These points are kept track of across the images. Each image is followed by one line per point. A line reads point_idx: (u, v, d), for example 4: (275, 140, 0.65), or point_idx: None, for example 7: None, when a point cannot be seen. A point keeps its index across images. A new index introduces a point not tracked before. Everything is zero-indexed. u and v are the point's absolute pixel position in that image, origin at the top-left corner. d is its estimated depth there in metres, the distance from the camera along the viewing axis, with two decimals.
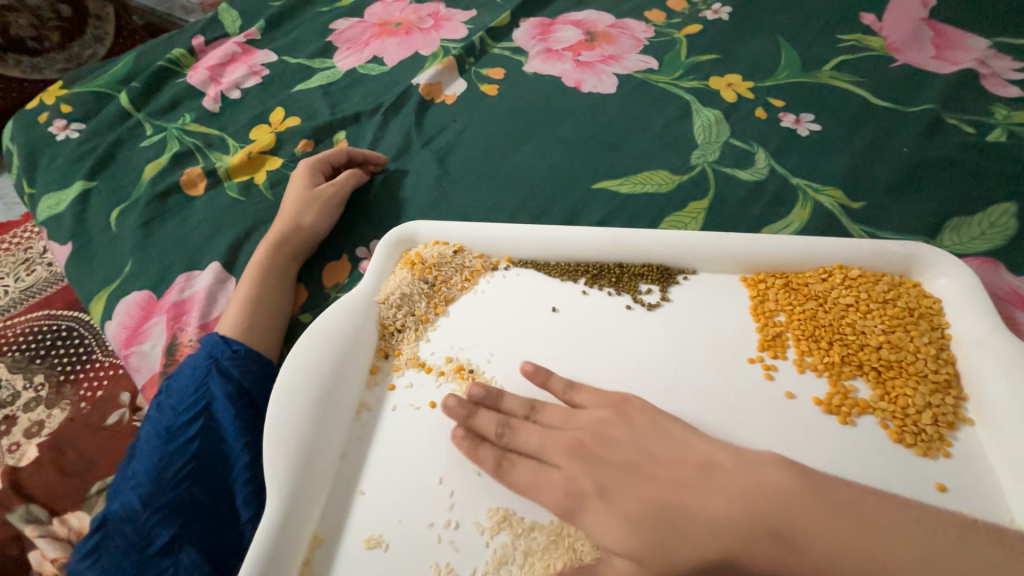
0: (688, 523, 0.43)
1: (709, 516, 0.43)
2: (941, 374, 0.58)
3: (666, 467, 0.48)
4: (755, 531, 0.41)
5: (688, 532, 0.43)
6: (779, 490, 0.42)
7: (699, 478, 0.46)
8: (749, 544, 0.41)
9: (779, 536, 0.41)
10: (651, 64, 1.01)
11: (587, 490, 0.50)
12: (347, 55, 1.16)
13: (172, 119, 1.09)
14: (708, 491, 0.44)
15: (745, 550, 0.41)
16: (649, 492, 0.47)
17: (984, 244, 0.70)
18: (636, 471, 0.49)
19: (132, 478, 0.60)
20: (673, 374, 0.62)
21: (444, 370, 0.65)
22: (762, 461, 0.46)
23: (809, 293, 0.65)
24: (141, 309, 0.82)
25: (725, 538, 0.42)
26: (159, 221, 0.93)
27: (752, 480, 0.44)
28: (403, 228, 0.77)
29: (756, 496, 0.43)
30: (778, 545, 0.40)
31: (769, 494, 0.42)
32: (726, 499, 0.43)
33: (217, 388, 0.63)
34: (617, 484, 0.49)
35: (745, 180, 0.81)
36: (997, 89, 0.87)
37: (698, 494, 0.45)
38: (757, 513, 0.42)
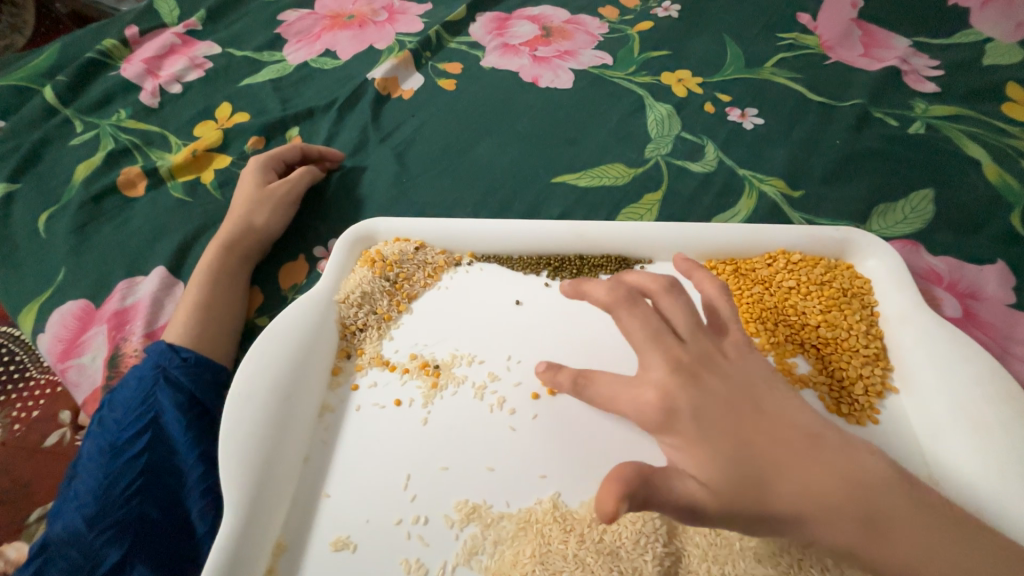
0: (780, 481, 0.39)
1: (809, 484, 0.39)
2: (871, 348, 0.63)
3: (775, 421, 0.41)
4: (850, 515, 0.38)
5: (778, 488, 0.39)
6: (882, 488, 0.39)
7: (804, 444, 0.40)
8: (838, 524, 0.38)
9: (872, 525, 0.38)
10: (606, 60, 1.03)
11: (679, 411, 0.41)
12: (298, 48, 1.12)
13: (105, 115, 1.02)
14: (813, 458, 0.40)
15: (830, 524, 0.38)
16: (732, 429, 0.40)
17: (908, 227, 0.77)
18: (737, 413, 0.41)
19: (74, 499, 0.56)
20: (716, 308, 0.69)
21: (408, 366, 0.65)
22: (863, 444, 0.42)
23: (756, 278, 0.69)
24: (78, 319, 0.77)
25: (814, 506, 0.38)
26: (95, 225, 0.86)
27: (859, 463, 0.40)
28: (362, 225, 0.75)
29: (865, 482, 0.39)
30: (864, 532, 0.38)
31: (872, 483, 0.40)
32: (828, 473, 0.39)
33: (166, 398, 0.60)
34: (715, 416, 0.41)
35: (696, 172, 0.85)
36: (917, 85, 0.94)
37: (800, 456, 0.40)
38: (858, 495, 0.39)
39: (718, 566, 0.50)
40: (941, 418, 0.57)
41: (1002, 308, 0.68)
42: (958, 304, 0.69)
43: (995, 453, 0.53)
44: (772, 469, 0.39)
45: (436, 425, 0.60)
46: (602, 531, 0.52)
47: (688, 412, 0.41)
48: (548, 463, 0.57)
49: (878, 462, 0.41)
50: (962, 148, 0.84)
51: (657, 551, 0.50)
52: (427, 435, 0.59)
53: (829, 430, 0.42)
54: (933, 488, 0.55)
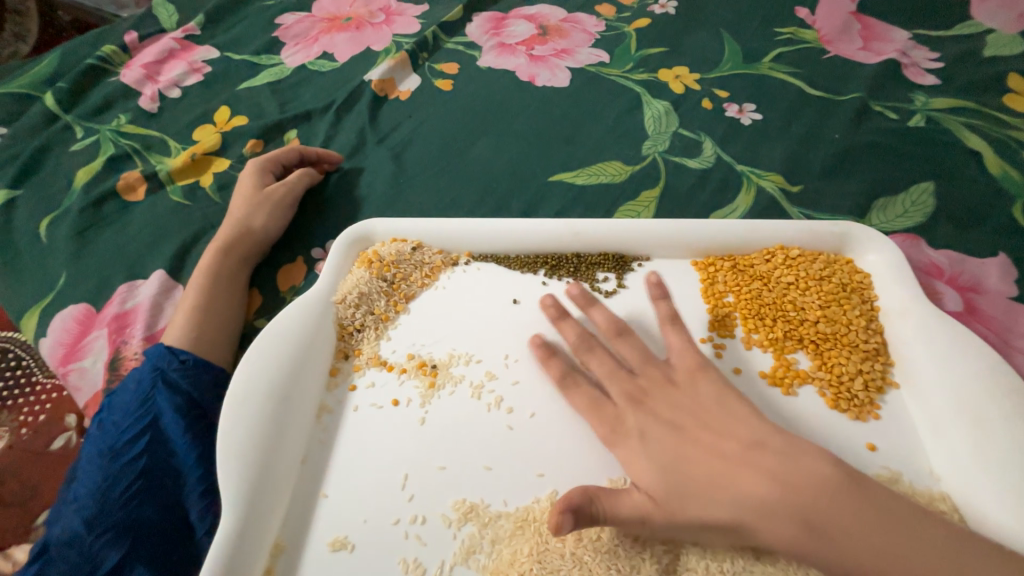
0: (718, 492, 0.48)
1: (747, 490, 0.48)
2: (871, 343, 0.62)
3: (717, 435, 0.52)
4: (786, 513, 0.46)
5: (718, 495, 0.48)
6: (816, 490, 0.47)
7: (742, 453, 0.50)
8: (776, 523, 0.46)
9: (809, 524, 0.46)
10: (602, 58, 1.03)
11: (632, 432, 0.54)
12: (295, 51, 1.12)
13: (105, 121, 1.03)
14: (751, 467, 0.49)
15: (770, 524, 0.46)
16: (674, 450, 0.52)
17: (908, 221, 0.76)
18: (685, 435, 0.53)
19: (74, 501, 0.56)
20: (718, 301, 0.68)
21: (406, 367, 0.64)
22: (806, 448, 0.50)
23: (755, 274, 0.69)
24: (79, 324, 0.77)
25: (751, 509, 0.47)
26: (95, 230, 0.87)
27: (794, 469, 0.48)
28: (359, 226, 0.75)
29: (801, 484, 0.47)
30: (802, 529, 0.46)
31: (810, 488, 0.47)
32: (764, 480, 0.48)
33: (164, 401, 0.61)
34: (665, 438, 0.53)
35: (693, 168, 0.84)
36: (917, 78, 0.94)
37: (740, 466, 0.49)
38: (793, 497, 0.47)
39: (718, 564, 0.49)
40: (943, 413, 0.56)
41: (1004, 301, 0.67)
42: (959, 298, 0.68)
43: (998, 448, 0.52)
44: (707, 478, 0.49)
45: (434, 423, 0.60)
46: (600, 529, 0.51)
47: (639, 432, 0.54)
48: (546, 462, 0.56)
49: (818, 466, 0.48)
50: (962, 141, 0.84)
51: (655, 548, 0.50)
52: (425, 435, 0.59)
53: (774, 436, 0.51)
54: (935, 484, 0.54)
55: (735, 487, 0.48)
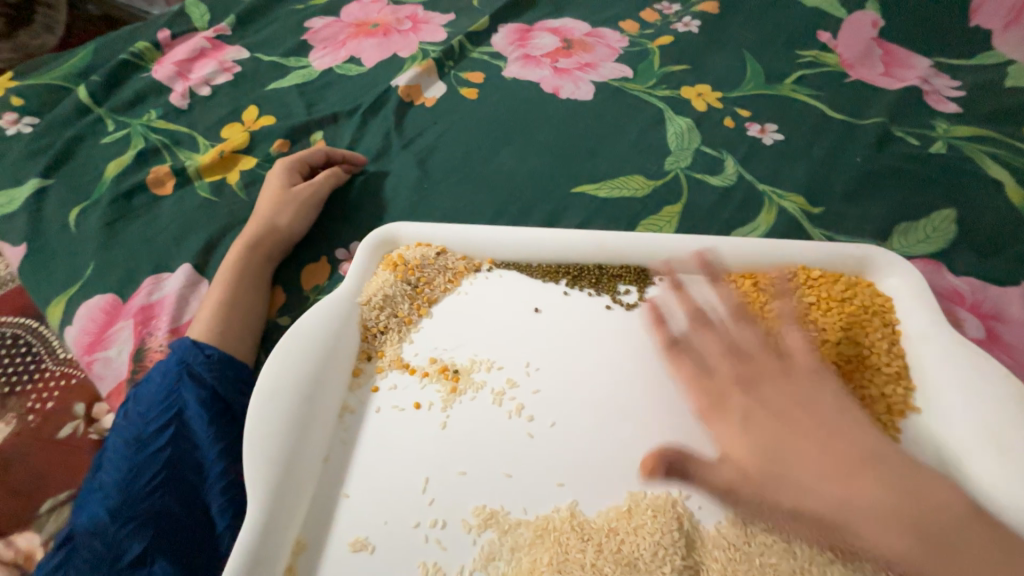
0: (838, 491, 0.48)
1: (864, 498, 0.47)
2: (892, 366, 0.63)
3: (850, 442, 0.51)
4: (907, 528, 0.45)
5: (824, 490, 0.48)
6: (949, 516, 0.46)
7: (863, 461, 0.49)
8: (887, 535, 0.45)
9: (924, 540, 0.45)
10: (626, 73, 1.04)
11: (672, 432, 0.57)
12: (323, 54, 1.14)
13: (136, 115, 1.05)
14: (877, 479, 0.48)
15: (884, 532, 0.46)
16: (779, 433, 0.52)
17: (928, 247, 0.76)
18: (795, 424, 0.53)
19: (98, 490, 0.57)
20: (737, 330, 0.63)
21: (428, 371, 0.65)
22: (941, 482, 0.49)
23: (776, 293, 0.69)
24: (105, 314, 0.78)
25: (866, 512, 0.46)
26: (124, 222, 0.89)
27: (932, 491, 0.48)
28: (384, 229, 0.76)
29: (929, 509, 0.46)
30: (918, 544, 0.45)
31: (941, 513, 0.46)
32: (887, 492, 0.47)
33: (190, 394, 0.62)
34: (764, 424, 0.53)
35: (715, 185, 0.85)
36: (938, 105, 0.94)
37: (879, 479, 0.48)
38: (916, 519, 0.46)
39: None
40: (966, 440, 0.56)
41: None
42: (980, 325, 0.68)
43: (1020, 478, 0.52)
44: (814, 477, 0.49)
45: (455, 427, 0.60)
46: (621, 542, 0.52)
47: (736, 427, 0.54)
48: (566, 471, 0.57)
49: (955, 496, 0.48)
50: (984, 169, 0.84)
51: (677, 563, 0.50)
52: (446, 440, 0.59)
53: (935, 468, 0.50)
54: None
55: (852, 496, 0.47)
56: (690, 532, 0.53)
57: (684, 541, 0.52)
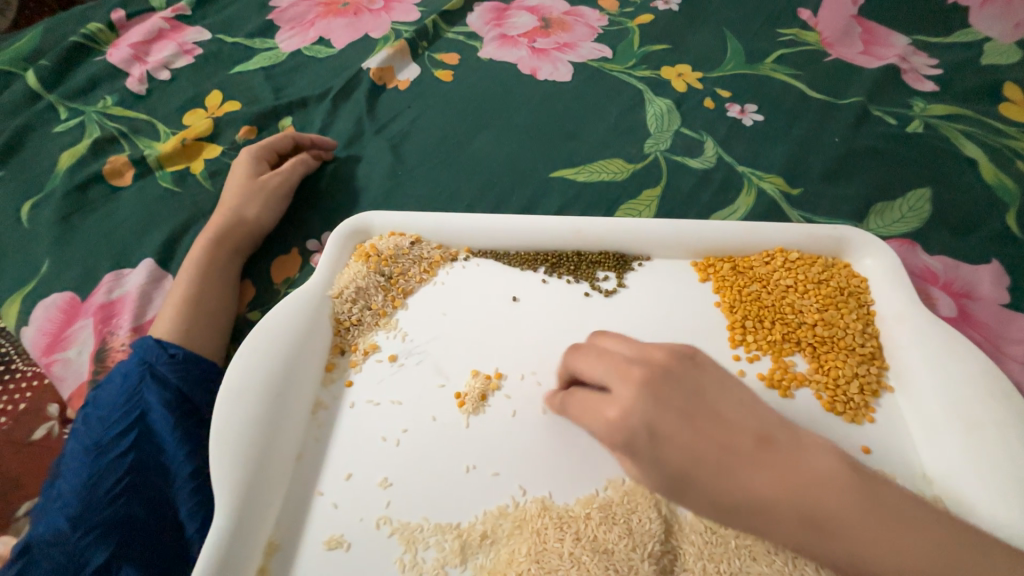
0: (722, 484, 0.43)
1: (746, 484, 0.42)
2: (867, 347, 0.63)
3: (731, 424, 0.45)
4: (789, 514, 0.42)
5: (722, 498, 0.43)
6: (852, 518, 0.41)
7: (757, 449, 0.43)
8: (776, 522, 0.42)
9: (814, 524, 0.41)
10: (605, 53, 1.02)
11: (636, 427, 0.44)
12: (290, 35, 1.09)
13: (90, 102, 0.99)
14: (760, 462, 0.43)
15: (774, 519, 0.42)
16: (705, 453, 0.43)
17: (904, 227, 0.77)
18: (697, 423, 0.44)
19: (58, 499, 0.54)
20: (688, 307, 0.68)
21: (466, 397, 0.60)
22: (818, 447, 0.45)
23: (754, 276, 0.69)
24: (63, 313, 0.75)
25: (755, 502, 0.42)
26: (80, 215, 0.84)
27: (801, 467, 0.43)
28: (356, 219, 0.74)
29: (807, 484, 0.42)
30: (806, 529, 0.42)
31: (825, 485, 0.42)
32: (775, 477, 0.42)
33: (152, 395, 0.59)
34: (671, 430, 0.44)
35: (695, 168, 0.84)
36: (916, 84, 0.94)
37: (749, 461, 0.43)
38: (806, 496, 0.42)
39: (715, 564, 0.50)
40: (935, 418, 0.57)
41: (996, 308, 0.68)
42: (953, 304, 0.69)
43: (983, 453, 0.54)
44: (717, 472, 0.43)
45: (439, 412, 0.60)
46: (597, 529, 0.52)
47: (645, 428, 0.44)
48: (554, 457, 0.56)
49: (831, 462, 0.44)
50: (959, 148, 0.84)
51: (653, 549, 0.50)
52: (430, 421, 0.59)
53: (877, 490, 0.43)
54: (927, 487, 0.55)
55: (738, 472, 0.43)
56: (668, 517, 0.52)
57: (663, 525, 0.51)
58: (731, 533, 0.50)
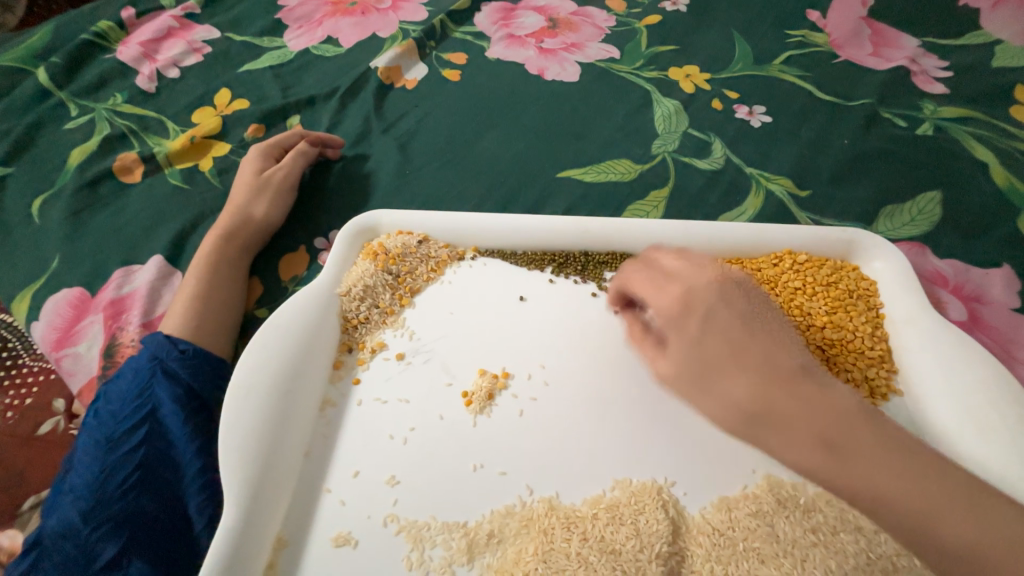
0: (738, 375, 0.42)
1: (770, 393, 0.41)
2: (877, 350, 0.63)
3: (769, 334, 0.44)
4: (810, 433, 0.39)
5: (744, 394, 0.41)
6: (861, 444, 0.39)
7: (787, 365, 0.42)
8: (794, 438, 0.40)
9: (831, 447, 0.39)
10: (613, 53, 1.01)
11: (698, 308, 0.45)
12: (299, 34, 1.09)
13: (100, 99, 1.00)
14: (790, 378, 0.41)
15: (787, 427, 0.40)
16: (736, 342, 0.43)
17: (913, 229, 0.76)
18: (750, 327, 0.44)
19: (68, 493, 0.55)
20: None
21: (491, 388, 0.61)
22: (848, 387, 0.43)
23: (762, 278, 0.69)
24: (73, 308, 0.75)
25: (771, 402, 0.41)
26: (90, 212, 0.85)
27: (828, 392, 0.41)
28: (364, 217, 0.74)
29: (833, 409, 0.40)
30: (825, 456, 0.39)
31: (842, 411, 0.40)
32: (803, 395, 0.40)
33: (163, 391, 0.59)
34: (722, 323, 0.44)
35: (703, 169, 0.84)
36: (926, 86, 0.93)
37: (780, 372, 0.41)
38: (829, 419, 0.40)
39: (723, 566, 0.49)
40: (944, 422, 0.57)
41: (1007, 312, 0.68)
42: (963, 308, 0.69)
43: (993, 457, 0.53)
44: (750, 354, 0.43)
45: (446, 410, 0.60)
46: (604, 529, 0.52)
47: (704, 313, 0.45)
48: (561, 457, 0.56)
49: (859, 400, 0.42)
50: (970, 151, 0.84)
51: (661, 550, 0.50)
52: (437, 419, 0.59)
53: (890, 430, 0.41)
54: None
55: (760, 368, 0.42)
56: (676, 518, 0.52)
57: (670, 526, 0.51)
58: (739, 535, 0.50)
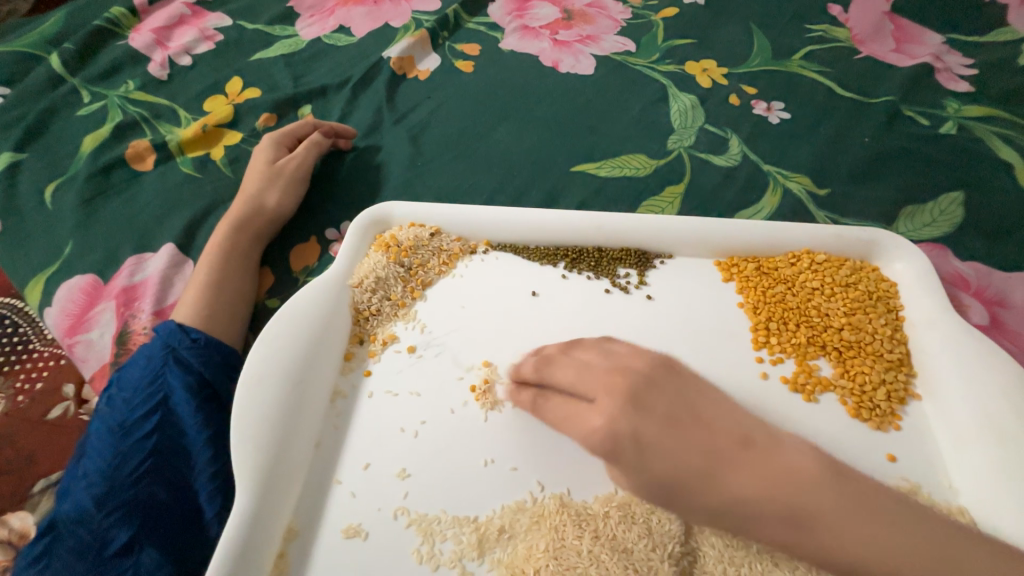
0: (699, 490, 0.43)
1: (731, 484, 0.42)
2: (895, 353, 0.62)
3: (708, 427, 0.45)
4: (774, 514, 0.41)
5: (709, 497, 0.43)
6: (828, 508, 0.41)
7: (732, 450, 0.44)
8: (765, 524, 0.42)
9: (801, 523, 0.41)
10: (628, 46, 1.00)
11: (621, 433, 0.45)
12: (311, 23, 1.08)
13: (113, 86, 0.99)
14: (743, 462, 0.43)
15: (759, 518, 0.42)
16: (682, 455, 0.44)
17: (935, 231, 0.75)
18: (681, 427, 0.45)
19: (81, 478, 0.55)
20: (711, 308, 0.67)
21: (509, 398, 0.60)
22: (800, 447, 0.45)
23: (779, 277, 0.68)
24: (86, 295, 0.76)
25: (735, 500, 0.42)
26: (103, 199, 0.85)
27: (778, 460, 0.43)
28: (376, 209, 0.73)
29: (788, 483, 0.42)
30: (799, 532, 0.41)
31: (800, 480, 0.42)
32: (758, 476, 0.42)
33: (175, 379, 0.59)
34: (655, 437, 0.45)
35: (719, 166, 0.83)
36: (950, 84, 0.91)
37: (732, 462, 0.43)
38: (790, 497, 0.41)
39: (735, 568, 0.49)
40: (965, 428, 0.56)
41: None
42: (985, 311, 0.67)
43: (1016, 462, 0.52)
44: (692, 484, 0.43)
45: (457, 404, 0.59)
46: (616, 528, 0.51)
47: (631, 435, 0.45)
48: (576, 453, 0.56)
49: (810, 461, 0.43)
50: (994, 151, 0.82)
51: (673, 551, 0.50)
52: (448, 413, 0.59)
53: (857, 482, 0.43)
54: (953, 497, 0.54)
55: (718, 483, 0.43)
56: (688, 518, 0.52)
57: (683, 526, 0.51)
58: (753, 536, 0.50)
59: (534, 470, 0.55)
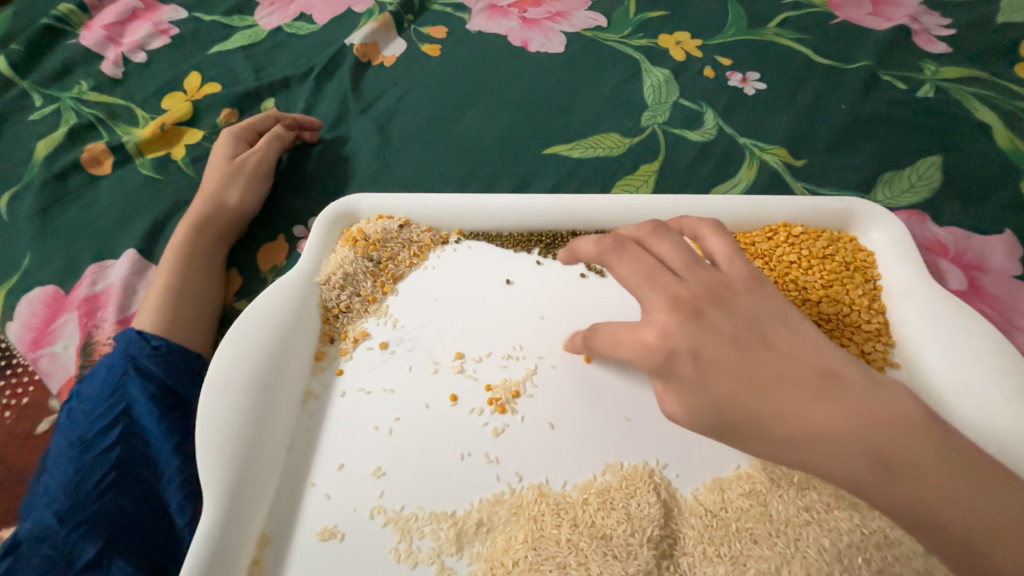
0: (769, 420, 0.38)
1: (807, 415, 0.37)
2: (873, 324, 0.61)
3: (782, 358, 0.40)
4: (853, 446, 0.36)
5: (776, 427, 0.38)
6: (914, 443, 0.35)
7: (810, 382, 0.38)
8: (842, 456, 0.36)
9: (885, 464, 0.35)
10: (600, 22, 0.96)
11: (678, 349, 0.40)
12: (270, 11, 1.04)
13: (64, 88, 0.95)
14: (825, 396, 0.37)
15: (838, 454, 0.36)
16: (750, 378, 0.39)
17: (914, 196, 0.74)
18: (750, 353, 0.40)
19: (44, 494, 0.54)
20: None
21: (498, 397, 0.57)
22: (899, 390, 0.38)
23: (756, 252, 0.66)
24: (47, 307, 0.73)
25: (818, 436, 0.36)
26: (60, 206, 0.81)
27: (879, 403, 0.37)
28: (342, 202, 0.71)
29: (879, 421, 0.36)
30: (879, 474, 0.35)
31: (893, 421, 0.36)
32: (843, 410, 0.37)
33: (136, 389, 0.57)
34: (717, 354, 0.40)
35: (694, 141, 0.81)
36: (927, 45, 0.89)
37: (813, 394, 0.38)
38: (875, 432, 0.36)
39: (715, 548, 0.49)
40: (944, 395, 0.55)
41: (1008, 280, 0.66)
42: (963, 277, 0.67)
43: (993, 425, 0.52)
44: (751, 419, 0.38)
45: (433, 399, 0.58)
46: (595, 514, 0.51)
47: (687, 352, 0.40)
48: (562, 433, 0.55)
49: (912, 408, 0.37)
50: (972, 113, 0.80)
51: (652, 534, 0.49)
52: (423, 408, 0.58)
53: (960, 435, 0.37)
54: None
55: (796, 415, 0.37)
56: (668, 500, 0.51)
57: (662, 509, 0.50)
58: (732, 516, 0.50)
59: (512, 462, 0.54)
